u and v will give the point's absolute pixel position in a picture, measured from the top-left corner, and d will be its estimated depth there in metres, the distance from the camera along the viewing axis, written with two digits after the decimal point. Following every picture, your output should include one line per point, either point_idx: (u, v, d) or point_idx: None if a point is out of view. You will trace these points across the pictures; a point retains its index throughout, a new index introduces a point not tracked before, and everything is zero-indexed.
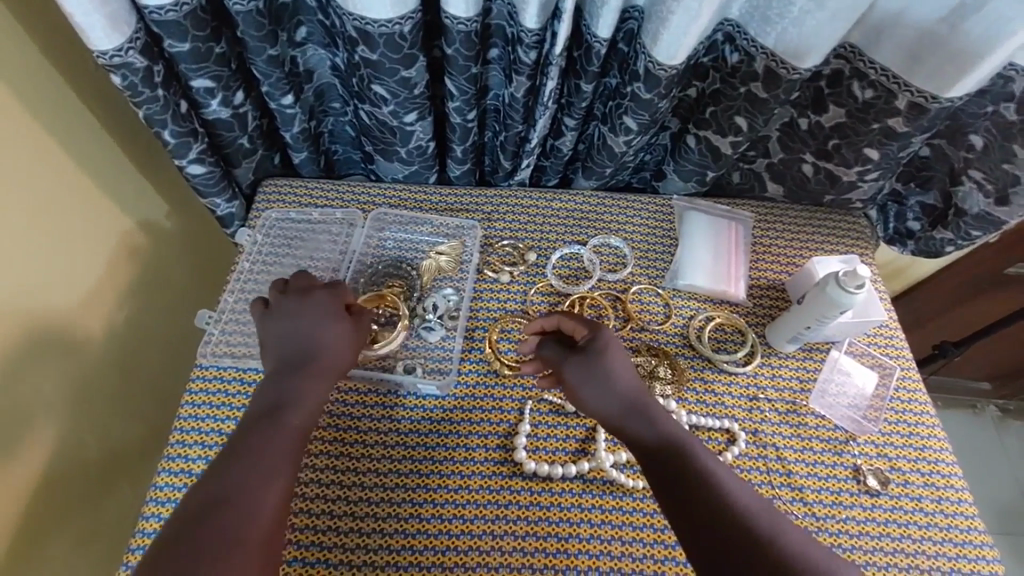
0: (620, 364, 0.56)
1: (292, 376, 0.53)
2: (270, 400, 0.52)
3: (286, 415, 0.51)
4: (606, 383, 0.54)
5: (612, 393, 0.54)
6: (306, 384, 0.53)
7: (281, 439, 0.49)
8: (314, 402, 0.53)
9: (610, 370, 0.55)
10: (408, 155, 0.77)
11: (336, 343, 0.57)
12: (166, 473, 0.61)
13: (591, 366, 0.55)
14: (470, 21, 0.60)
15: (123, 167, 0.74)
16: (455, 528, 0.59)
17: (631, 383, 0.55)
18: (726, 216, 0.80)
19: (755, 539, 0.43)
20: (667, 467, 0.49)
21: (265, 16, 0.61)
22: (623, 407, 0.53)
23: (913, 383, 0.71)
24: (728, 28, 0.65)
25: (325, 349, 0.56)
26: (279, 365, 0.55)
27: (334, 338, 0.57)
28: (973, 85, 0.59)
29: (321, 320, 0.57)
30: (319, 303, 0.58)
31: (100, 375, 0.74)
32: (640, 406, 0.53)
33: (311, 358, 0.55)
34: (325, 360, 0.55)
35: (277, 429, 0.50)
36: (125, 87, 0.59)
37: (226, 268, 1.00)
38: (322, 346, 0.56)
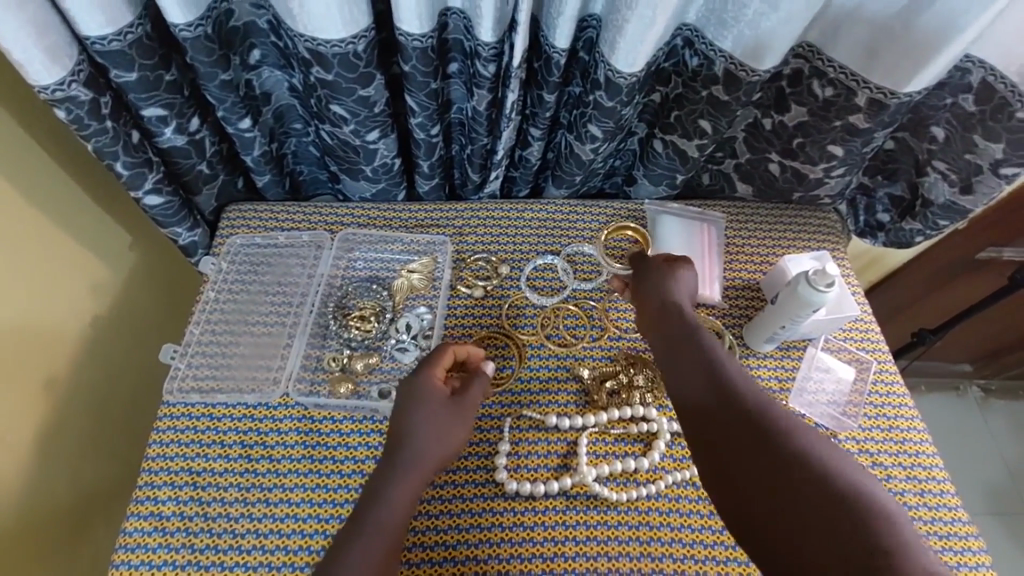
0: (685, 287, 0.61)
1: (392, 478, 0.51)
2: (368, 500, 0.50)
3: (378, 519, 0.49)
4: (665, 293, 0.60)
5: (669, 290, 0.60)
6: (398, 485, 0.50)
7: (373, 546, 0.47)
8: (403, 504, 0.50)
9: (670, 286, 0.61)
10: (374, 173, 0.76)
11: (433, 435, 0.53)
12: (135, 517, 0.59)
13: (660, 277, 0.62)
14: (425, 37, 0.59)
15: (78, 199, 0.71)
16: (438, 556, 0.58)
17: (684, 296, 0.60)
18: (697, 217, 0.80)
19: (793, 471, 0.42)
20: (712, 406, 0.49)
21: (214, 40, 0.60)
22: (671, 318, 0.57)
23: (890, 376, 0.71)
24: (687, 32, 0.65)
25: (421, 447, 0.52)
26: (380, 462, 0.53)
27: (429, 429, 0.53)
28: (930, 79, 0.59)
29: (422, 406, 0.54)
30: (424, 387, 0.55)
31: (68, 417, 0.72)
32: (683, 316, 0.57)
33: (406, 455, 0.52)
34: (419, 458, 0.52)
35: (368, 535, 0.48)
36: (71, 120, 0.57)
37: (193, 297, 0.98)
38: (419, 439, 0.52)
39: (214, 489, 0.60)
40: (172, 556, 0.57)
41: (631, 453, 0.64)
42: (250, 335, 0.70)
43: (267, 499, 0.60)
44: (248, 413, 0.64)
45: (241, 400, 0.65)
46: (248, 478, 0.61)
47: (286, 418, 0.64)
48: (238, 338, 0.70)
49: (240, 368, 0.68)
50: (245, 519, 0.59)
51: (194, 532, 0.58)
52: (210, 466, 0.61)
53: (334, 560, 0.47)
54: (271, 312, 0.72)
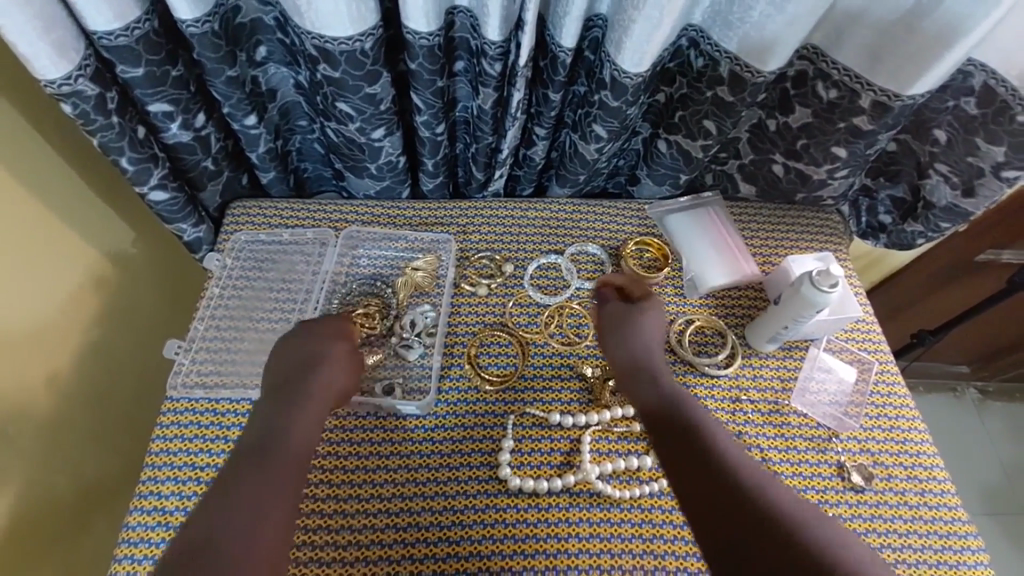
0: (656, 323, 0.66)
1: (290, 402, 0.53)
2: (264, 425, 0.51)
3: (283, 439, 0.50)
4: (635, 336, 0.65)
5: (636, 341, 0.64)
6: (300, 406, 0.53)
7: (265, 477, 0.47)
8: (305, 426, 0.52)
9: (643, 326, 0.65)
10: (378, 171, 0.76)
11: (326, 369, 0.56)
12: (138, 511, 0.59)
13: (630, 317, 0.66)
14: (432, 35, 0.59)
15: (83, 195, 0.71)
16: (441, 551, 0.58)
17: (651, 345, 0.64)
18: (693, 205, 0.81)
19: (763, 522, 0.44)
20: (672, 446, 0.53)
21: (221, 36, 0.60)
22: (639, 364, 0.62)
23: (891, 377, 0.71)
24: (692, 33, 0.65)
25: (323, 379, 0.56)
26: (271, 390, 0.54)
27: (331, 358, 0.57)
28: (933, 82, 0.59)
29: (326, 342, 0.58)
30: (307, 337, 0.58)
31: (71, 411, 0.72)
32: (653, 364, 0.62)
33: (308, 383, 0.55)
34: (321, 386, 0.55)
35: (271, 458, 0.49)
36: (77, 115, 0.57)
37: (197, 293, 0.98)
38: (322, 366, 0.56)
39: None
40: None
41: (633, 452, 0.65)
42: (255, 331, 0.70)
43: None
44: (252, 409, 0.64)
45: (245, 396, 0.65)
46: None
47: None
48: (243, 334, 0.70)
49: (244, 364, 0.68)
50: None
51: None
52: (213, 461, 0.61)
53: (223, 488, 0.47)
54: (275, 308, 0.72)
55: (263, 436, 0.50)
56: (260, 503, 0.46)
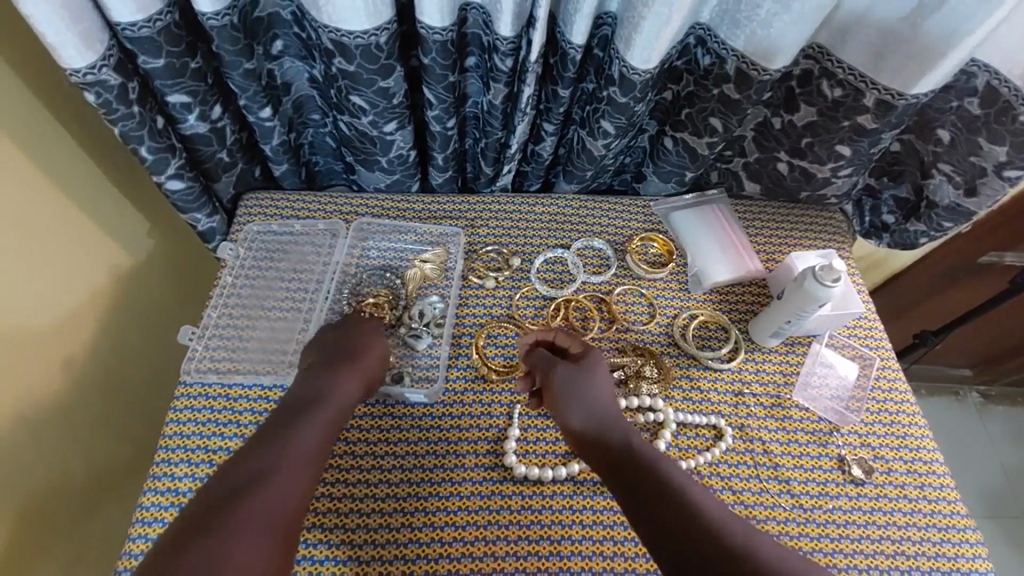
0: (604, 379, 0.60)
1: (333, 377, 0.56)
2: (306, 393, 0.54)
3: (323, 409, 0.53)
4: (588, 398, 0.58)
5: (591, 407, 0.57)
6: (342, 381, 0.56)
7: (307, 437, 0.50)
8: (343, 403, 0.55)
9: (594, 384, 0.59)
10: (389, 164, 0.78)
11: (370, 351, 0.60)
12: (153, 492, 0.60)
13: (579, 377, 0.59)
14: (445, 31, 0.61)
15: (102, 184, 0.73)
16: (447, 536, 0.59)
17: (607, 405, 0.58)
18: (695, 204, 0.82)
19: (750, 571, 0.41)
20: (644, 499, 0.48)
21: (239, 30, 0.61)
22: (599, 427, 0.56)
23: (892, 373, 0.72)
24: (700, 32, 0.66)
25: (367, 360, 0.59)
26: (316, 365, 0.57)
27: (376, 349, 0.61)
28: (937, 81, 0.61)
29: (371, 335, 0.62)
30: (349, 327, 0.62)
31: (85, 396, 0.74)
32: (613, 423, 0.56)
33: (353, 364, 0.58)
34: (364, 371, 0.58)
35: (309, 424, 0.51)
36: (99, 104, 0.59)
37: (208, 284, 0.99)
38: (367, 353, 0.60)
39: None
40: None
41: None
42: (266, 320, 0.72)
43: None
44: (263, 394, 0.65)
45: (258, 382, 0.66)
46: None
47: None
48: (255, 322, 0.72)
49: (257, 351, 0.69)
50: None
51: None
52: (226, 445, 0.62)
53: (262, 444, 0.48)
54: (287, 297, 0.74)
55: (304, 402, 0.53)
56: (292, 463, 0.47)
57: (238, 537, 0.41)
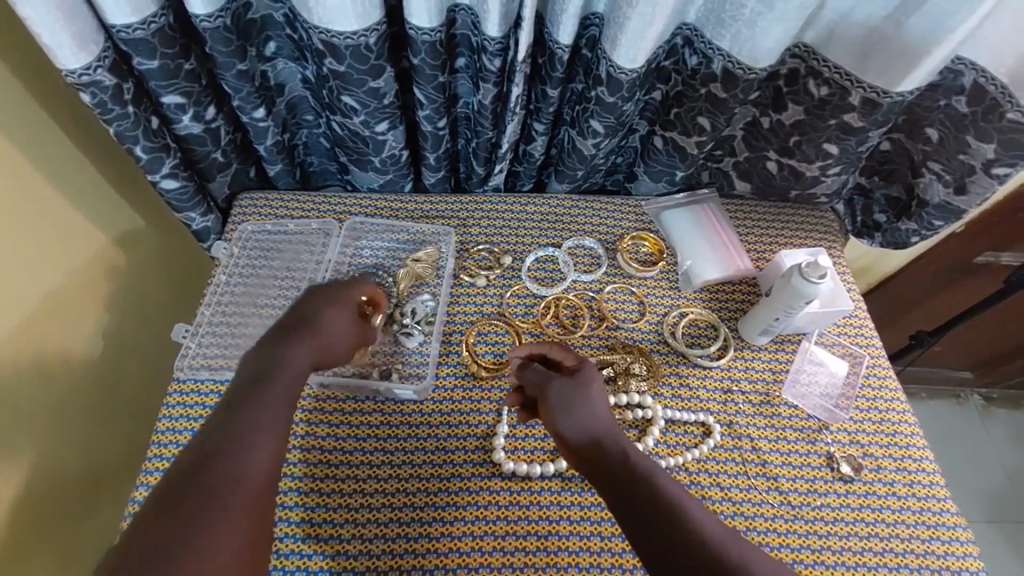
0: (599, 395, 0.56)
1: (285, 350, 0.53)
2: (259, 364, 0.51)
3: (276, 383, 0.50)
4: (584, 412, 0.54)
5: (587, 420, 0.54)
6: (295, 351, 0.53)
7: (264, 410, 0.48)
8: (296, 374, 0.52)
9: (590, 399, 0.55)
10: (382, 164, 0.78)
11: (329, 320, 0.57)
12: (144, 487, 0.61)
13: (573, 393, 0.55)
14: (433, 31, 0.62)
15: (97, 185, 0.74)
16: (435, 531, 0.59)
17: (603, 419, 0.54)
18: (688, 202, 0.83)
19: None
20: (628, 500, 0.47)
21: (232, 31, 0.63)
22: (594, 441, 0.52)
23: (883, 370, 0.72)
24: (687, 32, 0.67)
25: (326, 329, 0.56)
26: (270, 337, 0.55)
27: (337, 317, 0.58)
28: (922, 79, 0.61)
29: (329, 304, 0.58)
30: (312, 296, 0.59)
31: (81, 392, 0.75)
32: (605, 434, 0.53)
33: (308, 334, 0.55)
34: (320, 340, 0.55)
35: (260, 398, 0.48)
36: (95, 104, 0.60)
37: (203, 284, 1.00)
38: (325, 324, 0.56)
39: None
40: None
41: None
42: (259, 317, 0.73)
43: None
44: None
45: None
46: None
47: None
48: (247, 320, 0.72)
49: (249, 348, 0.70)
50: None
51: None
52: None
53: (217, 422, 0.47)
54: (279, 295, 0.74)
55: (256, 377, 0.50)
56: (247, 440, 0.45)
57: (200, 527, 0.40)
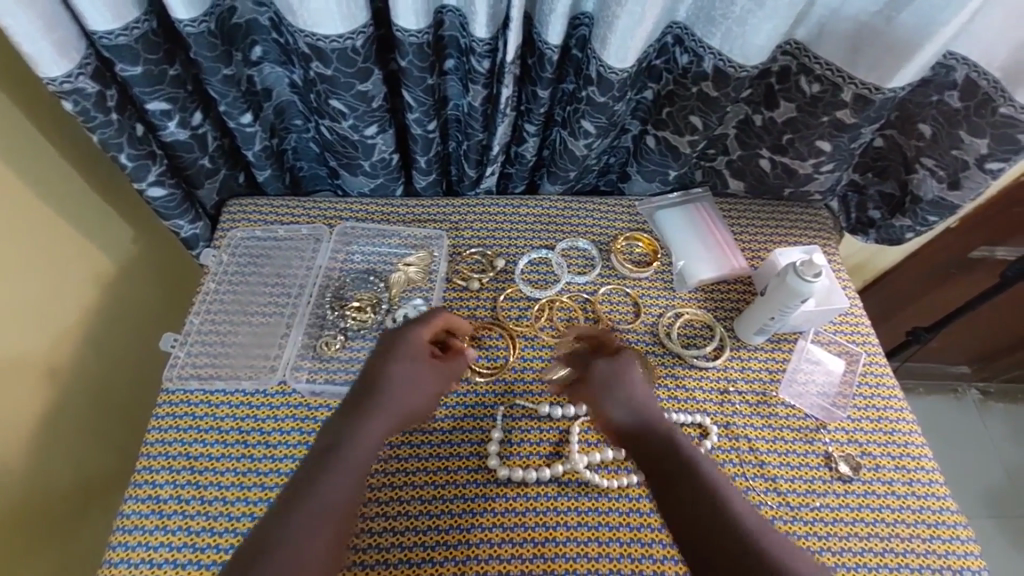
0: (641, 380, 0.57)
1: (362, 418, 0.51)
2: (334, 435, 0.51)
3: (342, 460, 0.49)
4: (625, 393, 0.55)
5: (628, 401, 0.55)
6: (362, 425, 0.51)
7: (331, 488, 0.47)
8: (372, 443, 0.51)
9: (631, 380, 0.56)
10: (372, 168, 0.78)
11: (408, 388, 0.54)
12: (133, 500, 0.60)
13: (611, 376, 0.56)
14: (421, 33, 0.61)
15: (83, 193, 0.73)
16: (430, 540, 0.58)
17: (647, 403, 0.55)
18: (681, 202, 0.83)
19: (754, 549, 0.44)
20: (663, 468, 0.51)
21: (216, 36, 0.62)
22: (642, 425, 0.54)
23: (879, 368, 0.72)
24: (677, 30, 0.67)
25: (402, 393, 0.54)
26: (344, 407, 0.53)
27: (416, 383, 0.55)
28: (913, 75, 0.61)
29: (400, 359, 0.55)
30: (407, 342, 0.56)
31: (71, 405, 0.73)
32: (649, 420, 0.54)
33: (379, 398, 0.53)
34: (393, 403, 0.53)
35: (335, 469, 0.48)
36: (77, 112, 0.59)
37: (192, 291, 0.99)
38: (398, 386, 0.54)
39: (212, 474, 0.61)
40: (169, 538, 0.57)
41: None
42: (248, 325, 0.72)
43: (263, 483, 0.60)
44: (245, 400, 0.65)
45: (239, 387, 0.66)
46: (246, 463, 0.61)
47: (283, 405, 0.65)
48: (236, 328, 0.71)
49: (239, 357, 0.69)
50: (241, 503, 0.59)
51: (193, 515, 0.58)
52: (207, 451, 0.62)
53: (291, 496, 0.47)
54: (270, 302, 0.73)
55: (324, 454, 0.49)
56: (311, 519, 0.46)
57: None
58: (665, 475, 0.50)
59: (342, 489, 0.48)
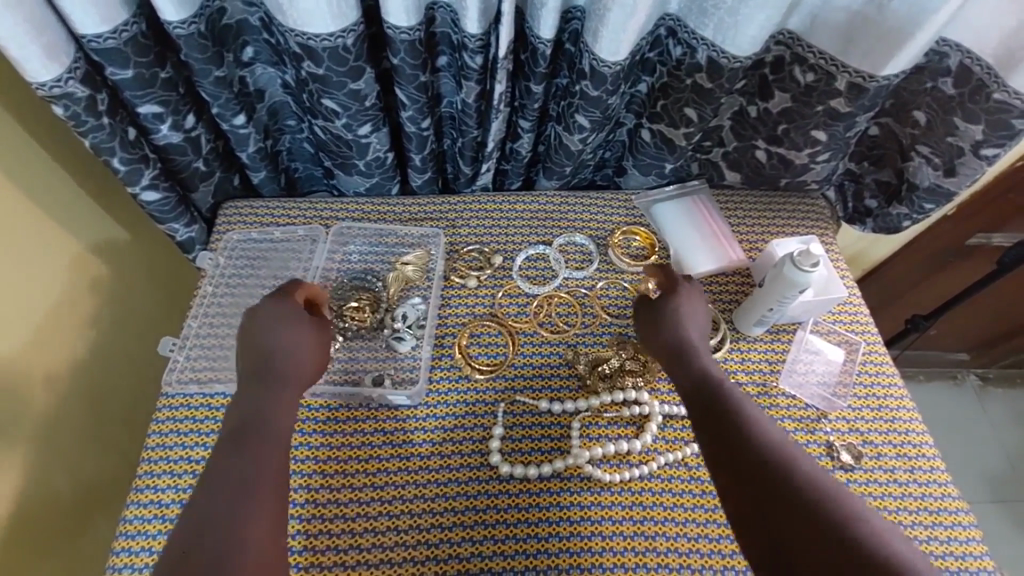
0: (690, 309, 0.63)
1: (262, 386, 0.53)
2: (242, 414, 0.51)
3: (257, 431, 0.50)
4: (674, 322, 0.62)
5: (674, 328, 0.61)
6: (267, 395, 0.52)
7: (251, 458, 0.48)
8: (282, 408, 0.52)
9: (676, 312, 0.62)
10: (367, 168, 0.77)
11: (299, 350, 0.56)
12: (135, 505, 0.59)
13: (658, 311, 0.63)
14: (412, 30, 0.61)
15: (77, 199, 0.73)
16: (434, 538, 0.58)
17: (691, 331, 0.61)
18: (678, 195, 0.83)
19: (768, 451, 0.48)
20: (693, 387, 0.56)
21: (207, 37, 0.62)
22: (682, 348, 0.59)
23: (879, 357, 0.72)
24: (670, 22, 0.67)
25: (290, 355, 0.55)
26: (241, 388, 0.53)
27: (305, 344, 0.56)
28: (907, 62, 0.61)
29: (284, 325, 0.56)
30: (279, 309, 0.58)
31: (70, 411, 0.73)
32: (693, 349, 0.59)
33: (273, 367, 0.54)
34: (289, 368, 0.54)
35: (254, 444, 0.49)
36: (68, 117, 0.59)
37: (190, 295, 0.99)
38: (290, 351, 0.55)
39: None
40: None
41: (623, 436, 0.65)
42: None
43: None
44: None
45: None
46: None
47: None
48: (235, 331, 0.71)
49: None
50: None
51: None
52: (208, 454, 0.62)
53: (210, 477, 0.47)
54: None
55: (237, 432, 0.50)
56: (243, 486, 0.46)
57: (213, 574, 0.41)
58: (699, 390, 0.56)
59: (267, 453, 0.49)
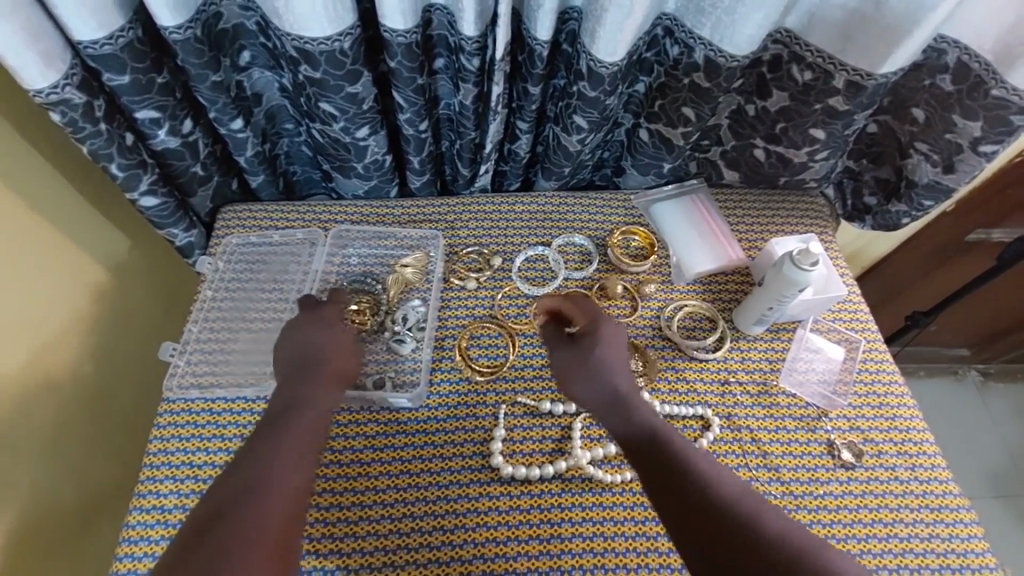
0: (614, 358, 0.58)
1: (302, 380, 0.54)
2: (282, 403, 0.52)
3: (296, 419, 0.51)
4: (597, 376, 0.57)
5: (601, 382, 0.56)
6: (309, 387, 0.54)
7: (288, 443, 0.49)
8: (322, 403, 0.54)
9: (600, 363, 0.57)
10: (365, 170, 0.77)
11: (342, 351, 0.58)
12: (137, 511, 0.59)
13: (586, 361, 0.58)
14: (409, 33, 0.61)
15: (76, 205, 0.73)
16: (436, 540, 0.58)
17: (619, 381, 0.56)
18: (677, 194, 0.83)
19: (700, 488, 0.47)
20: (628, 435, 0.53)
21: (203, 42, 0.61)
22: (612, 401, 0.55)
23: (879, 354, 0.72)
24: (667, 22, 0.66)
25: (332, 355, 0.57)
26: (283, 379, 0.55)
27: (345, 345, 0.59)
28: (904, 59, 0.60)
29: (320, 327, 0.59)
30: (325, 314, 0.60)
31: (71, 417, 0.73)
32: (628, 403, 0.54)
33: (318, 364, 0.56)
34: (331, 366, 0.56)
35: (290, 432, 0.50)
36: (65, 123, 0.59)
37: (190, 299, 0.99)
38: (330, 350, 0.57)
39: None
40: None
41: None
42: (248, 331, 0.71)
43: None
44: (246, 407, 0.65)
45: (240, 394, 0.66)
46: None
47: None
48: (236, 335, 0.71)
49: (240, 364, 0.69)
50: None
51: None
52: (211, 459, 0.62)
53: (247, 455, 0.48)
54: (267, 308, 0.73)
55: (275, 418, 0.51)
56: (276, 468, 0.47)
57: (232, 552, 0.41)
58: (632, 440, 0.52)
59: (302, 439, 0.50)
